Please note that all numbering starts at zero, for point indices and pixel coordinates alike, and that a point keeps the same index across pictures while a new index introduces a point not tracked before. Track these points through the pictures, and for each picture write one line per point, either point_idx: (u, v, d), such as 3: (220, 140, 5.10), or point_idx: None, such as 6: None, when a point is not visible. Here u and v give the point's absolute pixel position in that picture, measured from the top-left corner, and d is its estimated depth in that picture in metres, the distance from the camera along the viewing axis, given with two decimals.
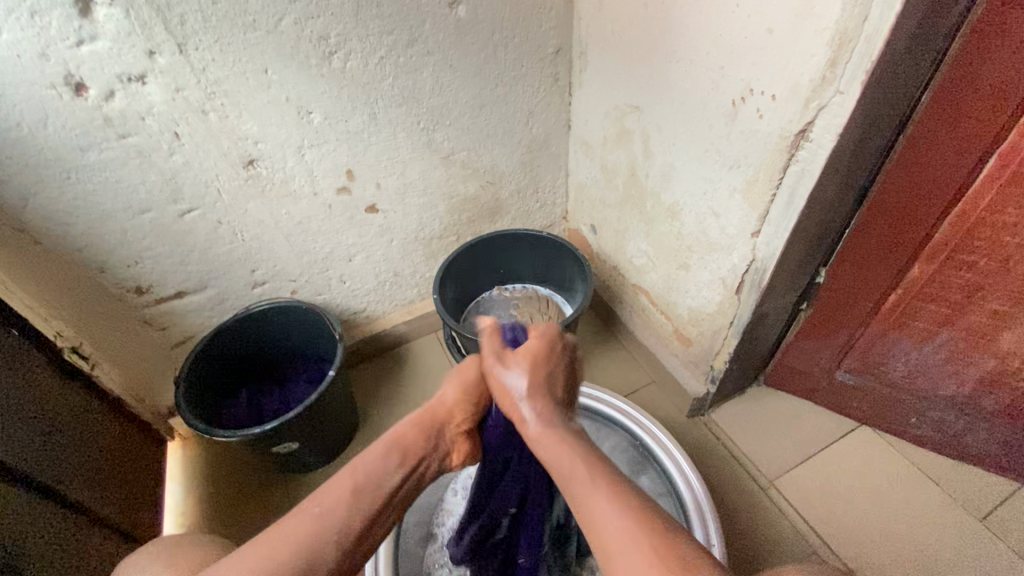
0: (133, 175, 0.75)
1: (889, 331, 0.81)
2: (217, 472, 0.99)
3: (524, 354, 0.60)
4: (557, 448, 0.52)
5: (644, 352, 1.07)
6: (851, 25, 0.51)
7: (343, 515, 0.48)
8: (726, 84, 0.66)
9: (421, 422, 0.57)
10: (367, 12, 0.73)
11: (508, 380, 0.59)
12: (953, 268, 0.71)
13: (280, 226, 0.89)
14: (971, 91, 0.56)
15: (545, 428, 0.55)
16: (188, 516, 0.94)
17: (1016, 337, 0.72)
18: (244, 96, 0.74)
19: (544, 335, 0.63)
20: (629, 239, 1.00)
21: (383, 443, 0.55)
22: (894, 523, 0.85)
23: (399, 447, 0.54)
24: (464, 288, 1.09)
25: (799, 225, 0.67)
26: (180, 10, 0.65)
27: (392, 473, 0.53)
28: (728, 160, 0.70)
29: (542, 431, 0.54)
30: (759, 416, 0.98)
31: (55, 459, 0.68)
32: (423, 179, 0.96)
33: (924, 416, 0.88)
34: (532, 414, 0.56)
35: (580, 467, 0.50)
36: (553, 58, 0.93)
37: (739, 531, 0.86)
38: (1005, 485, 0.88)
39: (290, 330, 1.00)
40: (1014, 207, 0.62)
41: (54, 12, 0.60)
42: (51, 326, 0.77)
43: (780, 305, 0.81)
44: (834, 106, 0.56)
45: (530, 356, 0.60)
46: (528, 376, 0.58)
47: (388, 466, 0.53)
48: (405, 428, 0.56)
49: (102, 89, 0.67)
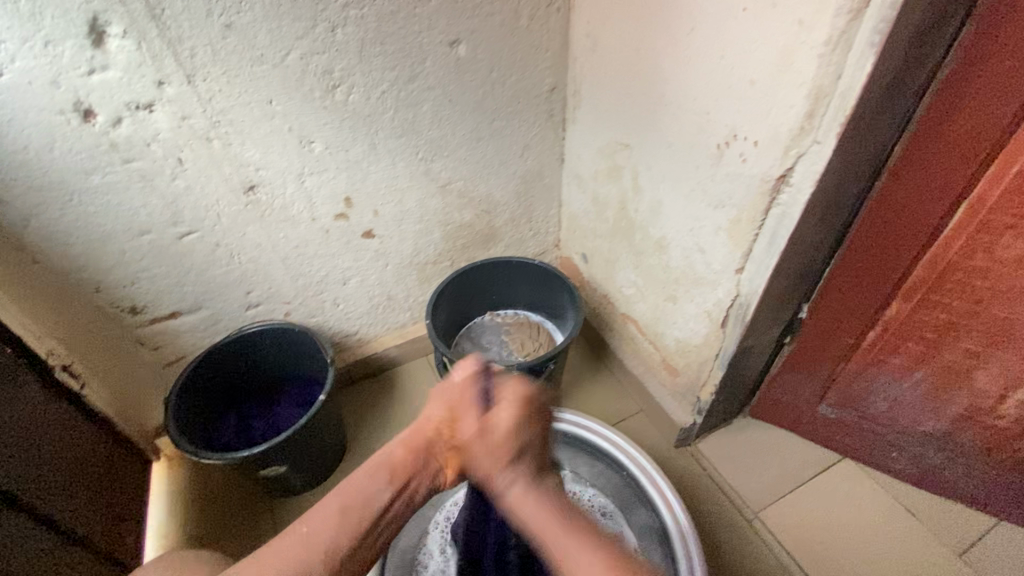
0: (135, 198, 0.76)
1: (869, 367, 0.84)
2: (203, 494, 0.98)
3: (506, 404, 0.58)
4: (540, 517, 0.52)
5: (632, 380, 1.09)
6: (826, 82, 0.54)
7: None
8: (711, 128, 0.69)
9: (409, 444, 0.58)
10: (371, 49, 0.77)
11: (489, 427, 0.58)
12: (928, 309, 0.73)
13: (276, 249, 0.91)
14: (939, 145, 0.60)
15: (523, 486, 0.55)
16: (172, 540, 0.93)
17: (988, 375, 0.75)
18: (248, 125, 0.76)
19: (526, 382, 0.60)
20: (619, 270, 1.02)
21: (373, 468, 0.56)
22: (876, 558, 0.86)
23: (388, 466, 0.56)
24: (457, 313, 1.10)
25: (781, 263, 0.70)
26: (190, 43, 0.67)
27: (382, 491, 0.55)
28: (714, 199, 0.73)
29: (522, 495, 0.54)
30: (744, 446, 0.99)
31: (40, 480, 0.68)
32: (420, 207, 0.98)
33: (904, 451, 0.90)
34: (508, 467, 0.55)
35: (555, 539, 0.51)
36: (549, 95, 0.96)
37: (723, 564, 0.87)
38: (984, 520, 0.89)
39: (282, 351, 1.00)
40: (983, 253, 0.65)
41: (68, 42, 0.62)
42: (44, 345, 0.76)
43: (764, 339, 0.84)
44: (812, 154, 0.59)
45: (507, 423, 0.57)
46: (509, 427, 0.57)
47: (376, 486, 0.55)
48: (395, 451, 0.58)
49: (110, 116, 0.69)
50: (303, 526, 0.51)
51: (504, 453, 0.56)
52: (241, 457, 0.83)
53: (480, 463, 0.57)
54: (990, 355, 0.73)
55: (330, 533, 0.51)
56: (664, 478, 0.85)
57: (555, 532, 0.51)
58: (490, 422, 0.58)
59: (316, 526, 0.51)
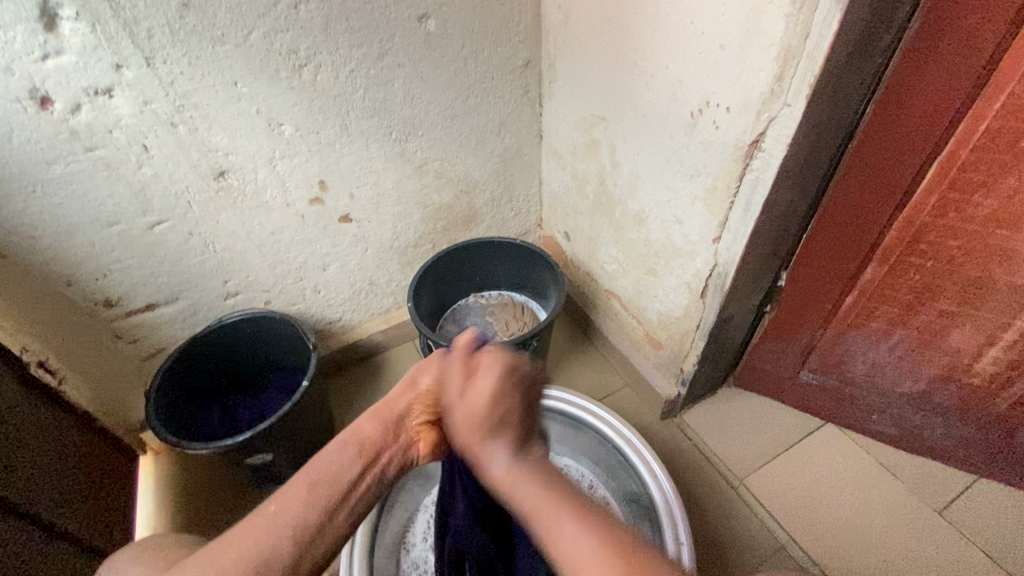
0: (101, 188, 0.74)
1: (847, 331, 0.85)
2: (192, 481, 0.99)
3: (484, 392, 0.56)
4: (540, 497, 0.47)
5: (617, 356, 1.09)
6: (795, 42, 0.53)
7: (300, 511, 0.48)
8: (684, 96, 0.68)
9: (378, 417, 0.58)
10: (336, 27, 0.75)
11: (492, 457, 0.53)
12: (903, 271, 0.74)
13: (252, 236, 0.89)
14: (909, 105, 0.59)
15: (511, 468, 0.51)
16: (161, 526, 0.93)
17: (963, 333, 0.76)
18: (213, 108, 0.74)
19: (500, 358, 0.60)
20: (600, 246, 1.02)
21: (342, 439, 0.54)
22: (859, 518, 0.88)
23: (355, 441, 0.54)
24: (440, 295, 1.10)
25: (756, 230, 0.69)
26: (147, 24, 0.65)
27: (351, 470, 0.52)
28: (689, 169, 0.73)
29: (509, 474, 0.51)
30: (727, 416, 1.00)
31: (15, 473, 0.66)
32: (397, 188, 0.97)
33: (883, 413, 0.92)
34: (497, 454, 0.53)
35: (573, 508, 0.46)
36: (523, 70, 0.95)
37: (708, 531, 0.88)
38: (961, 478, 0.91)
39: (265, 339, 1.00)
40: (954, 212, 0.66)
41: (18, 26, 0.60)
42: (17, 341, 0.75)
43: (744, 308, 0.84)
44: (783, 118, 0.59)
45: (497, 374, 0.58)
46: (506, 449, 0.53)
47: (345, 461, 0.52)
48: (364, 424, 0.56)
49: (67, 103, 0.67)
50: (271, 505, 0.47)
51: (484, 422, 0.54)
52: (225, 446, 0.82)
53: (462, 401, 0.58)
54: (964, 314, 0.74)
55: (292, 513, 0.47)
56: (642, 442, 0.86)
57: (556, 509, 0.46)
58: (464, 396, 0.57)
59: (284, 504, 0.47)
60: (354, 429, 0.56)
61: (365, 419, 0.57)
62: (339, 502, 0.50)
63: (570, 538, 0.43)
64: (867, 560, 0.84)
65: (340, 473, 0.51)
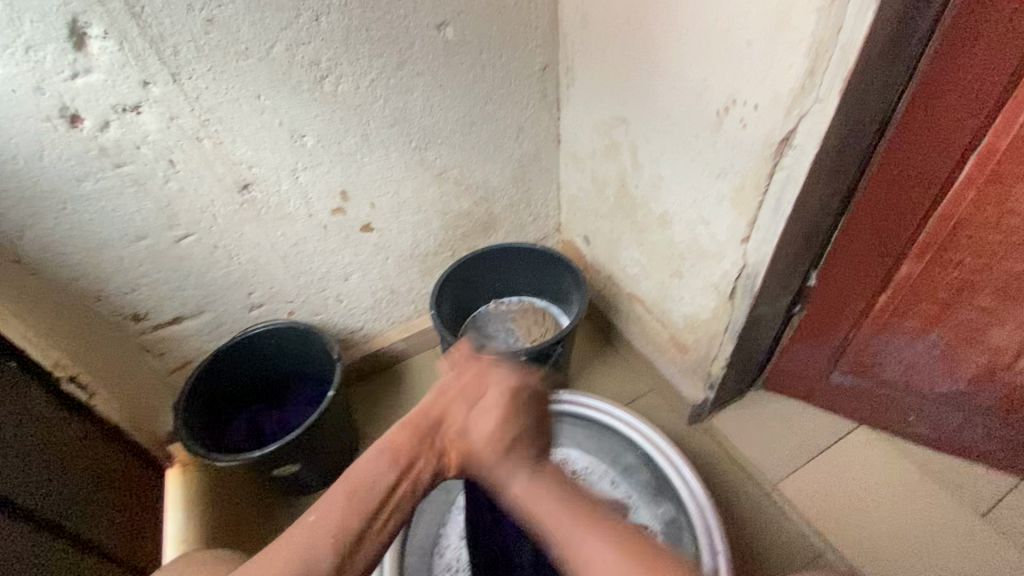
0: (129, 204, 0.75)
1: (880, 331, 0.83)
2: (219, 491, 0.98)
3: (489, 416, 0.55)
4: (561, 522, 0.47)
5: (642, 360, 1.08)
6: (826, 36, 0.52)
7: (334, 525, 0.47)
8: (709, 96, 0.67)
9: (412, 424, 0.55)
10: (357, 37, 0.75)
11: (505, 478, 0.52)
12: (939, 268, 0.72)
13: (275, 248, 0.90)
14: (944, 97, 0.58)
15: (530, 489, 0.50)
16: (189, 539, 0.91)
17: (1004, 331, 0.73)
18: (237, 122, 0.75)
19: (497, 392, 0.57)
20: (622, 249, 1.01)
21: (377, 450, 0.53)
22: (900, 525, 0.85)
23: (393, 451, 0.53)
24: (461, 303, 1.09)
25: (787, 229, 0.68)
26: (173, 41, 0.66)
27: (388, 477, 0.52)
28: (715, 169, 0.72)
29: (525, 495, 0.50)
30: (757, 420, 0.98)
31: (48, 489, 0.67)
32: (417, 197, 0.97)
33: (919, 414, 0.89)
34: (510, 478, 0.52)
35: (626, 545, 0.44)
36: (541, 74, 0.95)
37: (742, 538, 0.86)
38: (1004, 481, 0.88)
39: (289, 350, 1.00)
40: (993, 206, 0.64)
41: (49, 46, 0.61)
42: (49, 357, 0.76)
43: (774, 309, 0.83)
44: (814, 114, 0.57)
45: (495, 413, 0.56)
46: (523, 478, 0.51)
47: (382, 469, 0.52)
48: (400, 432, 0.54)
49: (97, 120, 0.67)
50: (312, 515, 0.48)
51: (495, 448, 0.54)
52: (252, 458, 0.82)
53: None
54: (1005, 311, 0.71)
55: (334, 521, 0.48)
56: (675, 451, 0.84)
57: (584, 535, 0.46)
58: (473, 424, 0.56)
59: (323, 513, 0.48)
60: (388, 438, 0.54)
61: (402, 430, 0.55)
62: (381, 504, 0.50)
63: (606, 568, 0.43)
64: (909, 568, 0.81)
65: (377, 478, 0.51)
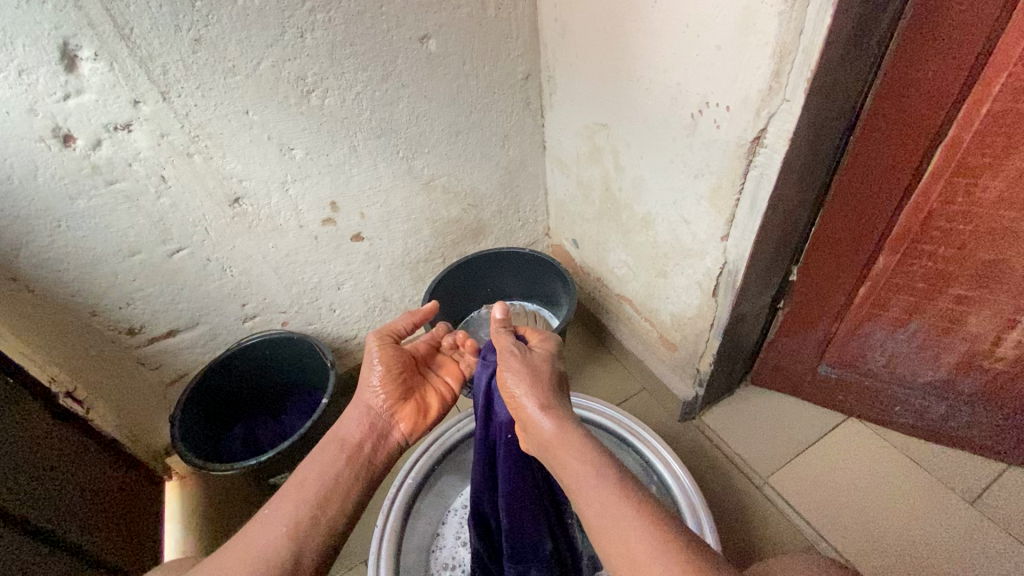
0: (122, 219, 0.77)
1: (863, 322, 0.85)
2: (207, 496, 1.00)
3: (533, 364, 0.62)
4: (576, 457, 0.53)
5: (633, 360, 1.10)
6: (789, 38, 0.54)
7: (286, 507, 0.54)
8: (684, 99, 0.69)
9: (350, 419, 0.64)
10: (342, 52, 0.77)
11: (530, 412, 0.58)
12: (915, 258, 0.74)
13: (268, 259, 0.92)
14: (908, 91, 0.60)
15: (559, 428, 0.56)
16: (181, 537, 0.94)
17: (982, 319, 0.75)
18: (227, 137, 0.77)
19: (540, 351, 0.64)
20: (608, 251, 1.03)
21: (324, 442, 0.61)
22: (890, 514, 0.86)
23: (337, 439, 0.61)
24: (454, 308, 1.11)
25: (765, 226, 0.70)
26: (161, 60, 0.68)
27: (339, 468, 0.58)
28: (694, 169, 0.73)
29: (553, 433, 0.56)
30: (747, 416, 1.00)
31: (49, 504, 0.68)
32: (406, 206, 0.99)
33: (905, 404, 0.91)
34: (541, 414, 0.57)
35: (651, 529, 0.45)
36: (524, 83, 0.97)
37: (734, 528, 0.87)
38: (993, 468, 0.90)
39: (285, 360, 1.03)
40: (962, 197, 0.66)
41: (41, 69, 0.63)
42: (45, 372, 0.79)
43: (757, 305, 0.84)
44: (783, 113, 0.59)
45: (537, 361, 0.63)
46: (552, 418, 0.57)
47: (329, 461, 0.59)
48: (342, 427, 0.63)
49: (88, 139, 0.69)
50: (264, 509, 0.54)
51: (526, 385, 0.60)
52: (248, 466, 0.83)
53: (509, 393, 0.61)
54: (980, 298, 0.73)
55: (288, 513, 0.53)
56: (665, 447, 0.85)
57: (610, 493, 0.48)
58: (522, 361, 0.62)
59: (273, 507, 0.54)
60: (339, 432, 0.63)
61: (352, 424, 0.64)
62: (333, 493, 0.57)
63: (619, 515, 0.46)
64: (901, 556, 0.82)
65: (327, 468, 0.58)
